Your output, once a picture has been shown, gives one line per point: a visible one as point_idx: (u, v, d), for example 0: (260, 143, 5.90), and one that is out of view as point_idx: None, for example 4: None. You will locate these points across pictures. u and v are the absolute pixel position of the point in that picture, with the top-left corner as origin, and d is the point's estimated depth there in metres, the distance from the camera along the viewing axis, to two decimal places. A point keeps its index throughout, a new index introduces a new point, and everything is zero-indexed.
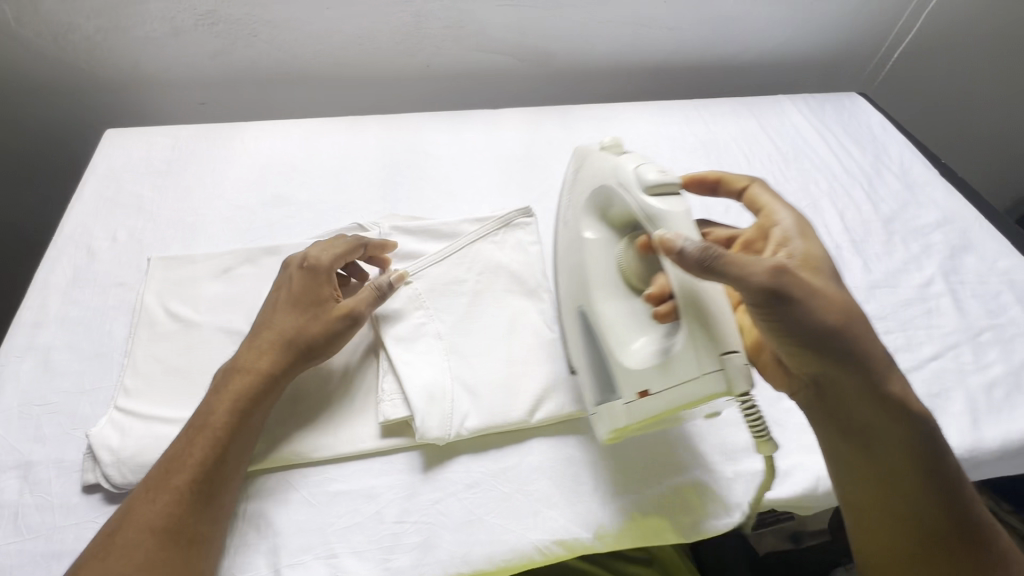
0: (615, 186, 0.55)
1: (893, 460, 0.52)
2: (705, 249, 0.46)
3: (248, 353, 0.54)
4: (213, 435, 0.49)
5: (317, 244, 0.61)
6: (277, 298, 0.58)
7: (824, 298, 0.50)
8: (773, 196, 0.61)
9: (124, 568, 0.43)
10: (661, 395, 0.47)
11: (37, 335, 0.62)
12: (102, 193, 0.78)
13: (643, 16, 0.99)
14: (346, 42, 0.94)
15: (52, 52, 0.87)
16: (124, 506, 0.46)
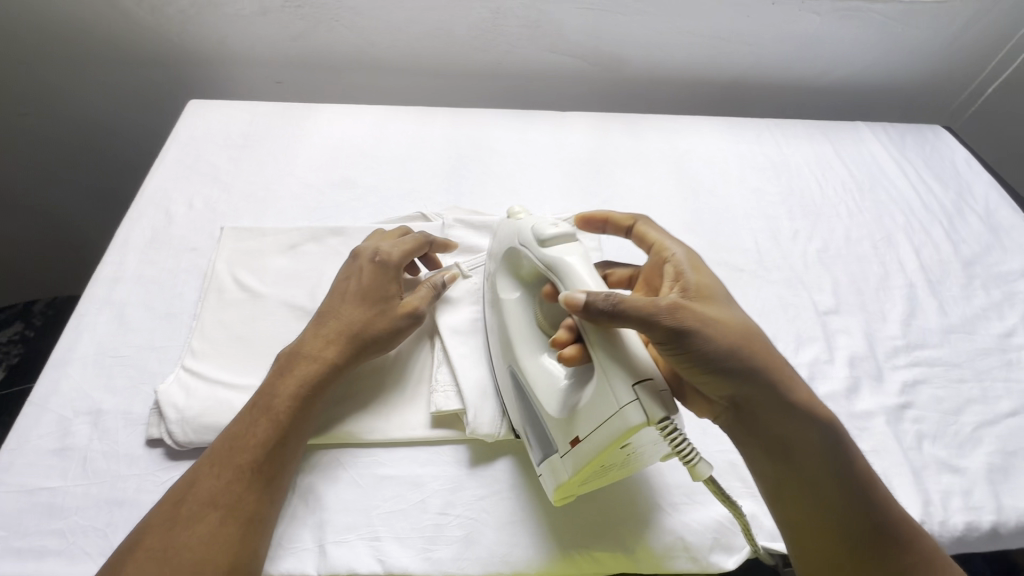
0: (519, 246, 0.56)
1: (823, 488, 0.48)
2: (604, 298, 0.45)
3: (314, 341, 0.55)
4: (276, 418, 0.50)
5: (386, 240, 0.63)
6: (345, 289, 0.59)
7: (724, 321, 0.49)
8: (664, 232, 0.58)
9: (189, 539, 0.43)
10: (589, 440, 0.45)
11: (115, 289, 0.65)
12: (183, 160, 0.81)
13: (723, 30, 0.97)
14: (423, 32, 0.95)
15: (147, 22, 0.91)
16: (189, 478, 0.47)
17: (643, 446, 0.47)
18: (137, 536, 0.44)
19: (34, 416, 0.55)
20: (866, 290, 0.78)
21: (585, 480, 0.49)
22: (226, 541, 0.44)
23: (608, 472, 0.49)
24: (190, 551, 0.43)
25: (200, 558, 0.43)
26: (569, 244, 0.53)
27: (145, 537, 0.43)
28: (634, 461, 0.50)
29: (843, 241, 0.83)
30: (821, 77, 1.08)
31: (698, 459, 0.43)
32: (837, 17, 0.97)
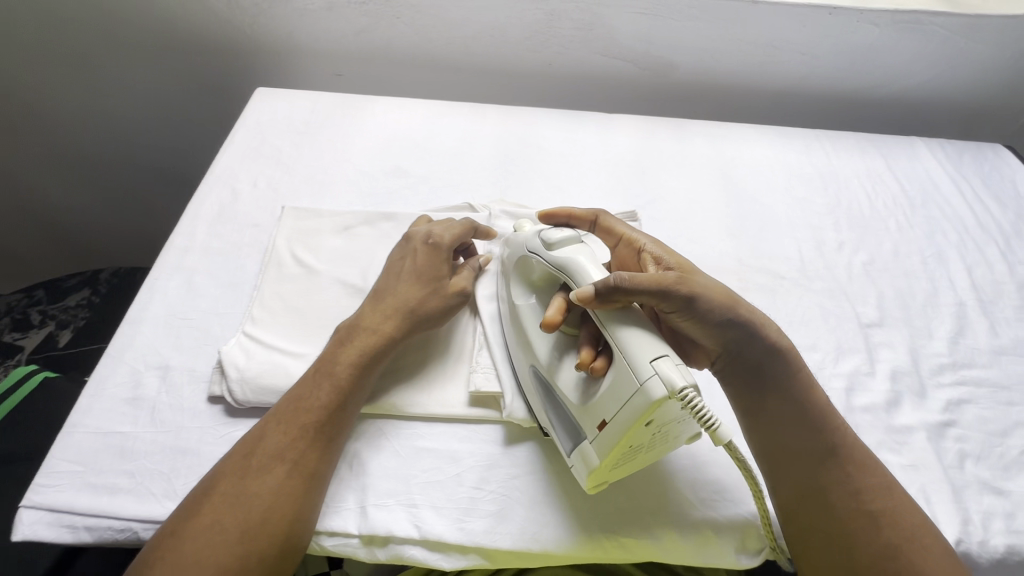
0: (527, 252, 0.58)
1: (798, 432, 0.54)
2: (611, 282, 0.48)
3: (372, 315, 0.58)
4: (337, 384, 0.54)
5: (437, 224, 0.66)
6: (400, 269, 0.62)
7: (714, 281, 0.54)
8: (627, 226, 0.64)
9: (260, 488, 0.47)
10: (615, 421, 0.46)
11: (185, 258, 0.70)
12: (249, 143, 0.86)
13: (777, 39, 0.97)
14: (479, 32, 0.99)
15: (223, 14, 0.97)
16: (257, 433, 0.51)
17: (669, 427, 0.48)
18: (210, 481, 0.48)
19: (110, 367, 0.60)
20: (913, 305, 0.76)
21: (616, 464, 0.49)
22: (291, 492, 0.48)
23: (637, 456, 0.50)
24: (260, 499, 0.47)
25: (269, 506, 0.47)
26: (574, 245, 0.56)
27: (219, 483, 0.47)
28: (661, 445, 0.50)
29: (890, 255, 0.82)
30: (876, 90, 1.06)
31: (718, 424, 0.43)
32: (896, 29, 0.95)
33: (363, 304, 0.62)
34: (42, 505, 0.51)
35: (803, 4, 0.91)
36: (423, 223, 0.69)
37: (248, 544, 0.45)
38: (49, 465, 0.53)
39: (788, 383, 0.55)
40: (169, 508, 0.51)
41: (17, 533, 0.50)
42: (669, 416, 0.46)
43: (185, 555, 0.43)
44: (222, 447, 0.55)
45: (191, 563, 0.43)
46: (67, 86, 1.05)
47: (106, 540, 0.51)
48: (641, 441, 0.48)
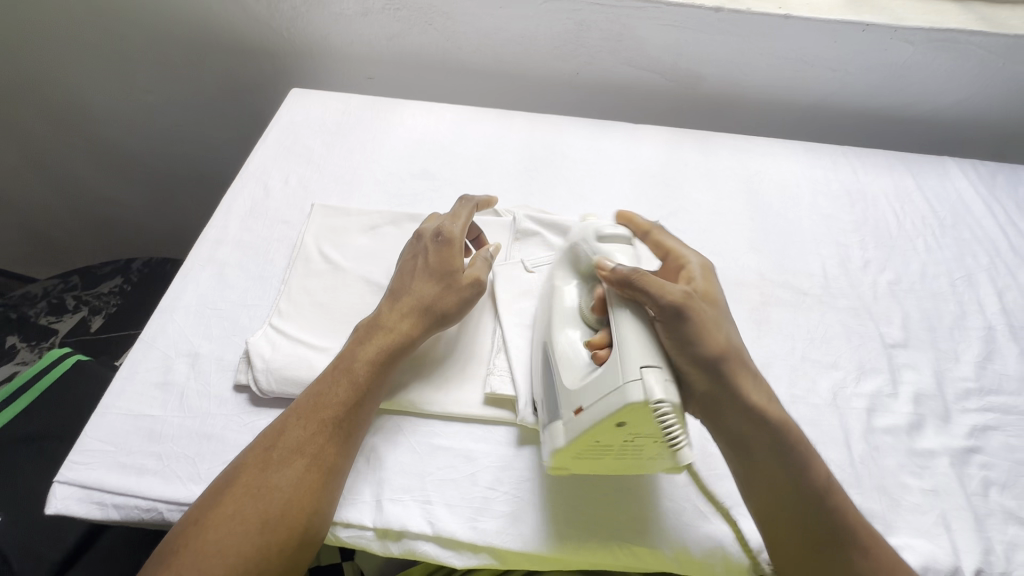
0: (578, 240, 0.59)
1: (782, 472, 0.51)
2: (628, 270, 0.51)
3: (390, 314, 0.60)
4: (356, 380, 0.55)
5: (447, 218, 0.66)
6: (415, 267, 0.63)
7: (722, 326, 0.54)
8: (681, 240, 0.63)
9: (281, 481, 0.49)
10: (590, 409, 0.47)
11: (217, 250, 0.73)
12: (282, 141, 0.89)
13: (808, 55, 0.96)
14: (508, 41, 1.00)
15: (263, 17, 1.01)
16: (279, 427, 0.52)
17: (644, 444, 0.47)
18: (233, 472, 0.49)
19: (143, 352, 0.62)
20: (939, 327, 0.75)
21: (580, 453, 0.50)
22: (310, 485, 0.49)
23: (607, 456, 0.50)
24: (281, 492, 0.48)
25: (289, 499, 0.48)
26: (623, 244, 0.57)
27: (242, 474, 0.49)
28: (637, 460, 0.49)
29: (917, 276, 0.81)
30: (908, 108, 1.05)
31: (682, 443, 0.45)
32: (931, 48, 0.94)
33: (380, 303, 0.63)
34: (74, 481, 0.53)
35: (836, 20, 0.90)
36: (439, 216, 0.69)
37: (268, 535, 0.46)
38: (82, 443, 0.55)
39: (778, 436, 0.52)
40: (193, 491, 0.53)
41: (50, 506, 0.52)
42: (646, 432, 0.46)
43: (212, 542, 0.45)
44: (245, 435, 0.57)
45: (214, 551, 0.45)
46: (112, 83, 1.10)
47: (132, 519, 0.53)
48: (608, 441, 0.48)
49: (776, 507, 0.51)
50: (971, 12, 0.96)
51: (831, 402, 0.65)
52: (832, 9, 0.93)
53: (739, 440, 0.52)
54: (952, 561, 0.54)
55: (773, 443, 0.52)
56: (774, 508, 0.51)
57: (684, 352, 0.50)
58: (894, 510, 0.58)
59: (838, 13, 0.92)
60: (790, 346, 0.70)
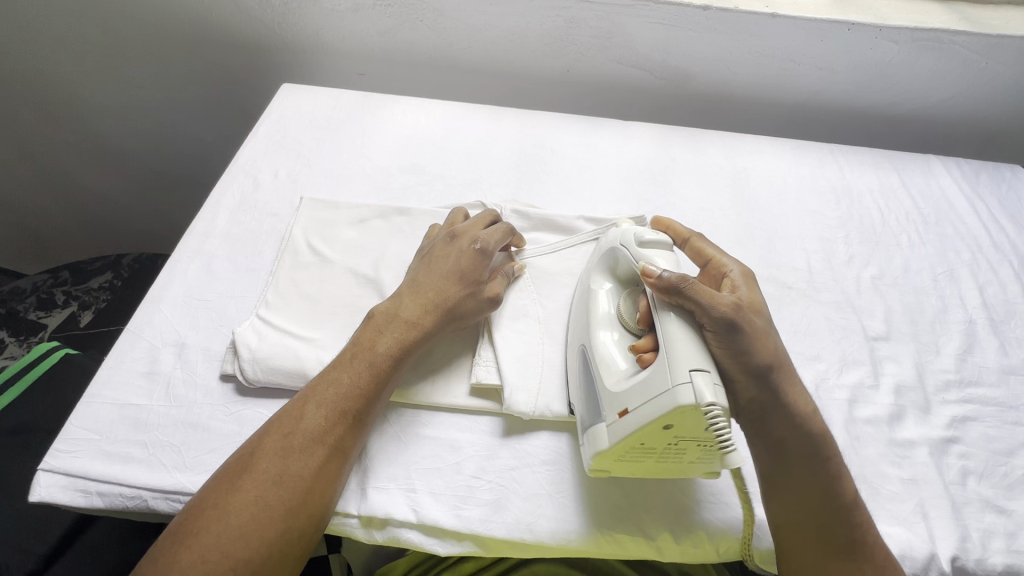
0: (619, 245, 0.60)
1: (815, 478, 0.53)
2: (676, 279, 0.50)
3: (410, 306, 0.59)
4: (376, 371, 0.55)
5: (479, 227, 0.66)
6: (443, 263, 0.63)
7: (771, 337, 0.55)
8: (719, 248, 0.63)
9: (302, 469, 0.49)
10: (636, 411, 0.48)
11: (205, 242, 0.73)
12: (273, 135, 0.89)
13: (794, 53, 0.98)
14: (499, 38, 1.01)
15: (255, 12, 1.01)
16: (296, 412, 0.51)
17: (687, 445, 0.48)
18: (249, 458, 0.49)
19: (129, 342, 0.62)
20: (921, 321, 0.76)
21: (623, 456, 0.51)
22: (330, 475, 0.50)
23: (648, 460, 0.51)
24: (303, 480, 0.48)
25: (309, 486, 0.48)
26: (664, 251, 0.58)
27: (259, 459, 0.48)
28: (677, 463, 0.50)
29: (900, 271, 0.82)
30: (894, 106, 1.06)
31: (732, 447, 0.46)
32: (916, 47, 0.95)
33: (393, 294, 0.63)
34: (59, 469, 0.53)
35: (822, 19, 0.92)
36: (459, 220, 0.70)
37: (290, 522, 0.47)
38: (66, 431, 0.55)
39: (822, 443, 0.54)
40: (178, 479, 0.53)
41: (33, 494, 0.52)
42: (692, 433, 0.47)
43: (229, 528, 0.45)
44: (231, 425, 0.57)
45: (236, 536, 0.44)
46: (106, 81, 1.10)
47: (116, 507, 0.52)
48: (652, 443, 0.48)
49: (792, 507, 0.53)
50: (955, 12, 0.97)
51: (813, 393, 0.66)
52: (819, 9, 0.94)
53: (777, 446, 0.53)
54: (928, 548, 0.55)
55: (816, 448, 0.53)
56: (802, 511, 0.52)
57: (731, 364, 0.51)
58: (873, 499, 0.59)
59: (824, 11, 0.93)
60: None
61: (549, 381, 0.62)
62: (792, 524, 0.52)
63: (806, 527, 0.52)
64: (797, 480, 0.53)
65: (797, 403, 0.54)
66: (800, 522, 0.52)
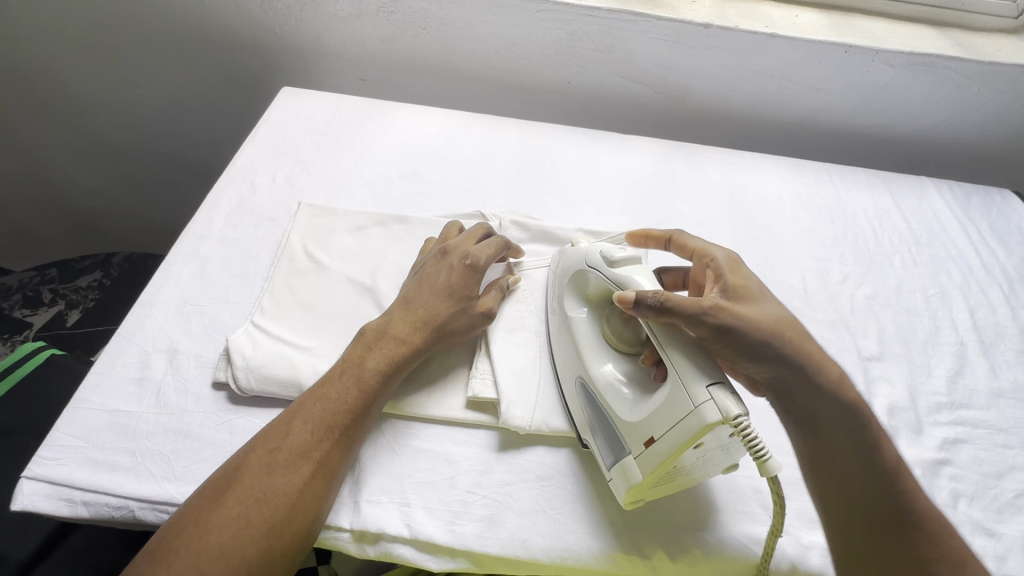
0: (586, 266, 0.60)
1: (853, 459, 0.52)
2: (654, 299, 0.51)
3: (401, 324, 0.59)
4: (364, 388, 0.54)
5: (472, 242, 0.67)
6: (434, 281, 0.63)
7: (770, 311, 0.55)
8: (701, 238, 0.64)
9: (286, 486, 0.48)
10: (663, 440, 0.47)
11: (200, 246, 0.71)
12: (272, 140, 0.88)
13: (791, 73, 0.99)
14: (500, 48, 1.01)
15: (258, 15, 1.01)
16: (283, 427, 0.51)
17: (712, 453, 0.49)
18: (234, 474, 0.48)
19: (120, 347, 0.61)
20: (913, 342, 0.77)
21: (657, 482, 0.50)
22: (315, 491, 0.49)
23: (677, 478, 0.51)
24: (287, 496, 0.47)
25: (294, 504, 0.48)
26: (636, 265, 0.57)
27: (243, 476, 0.48)
28: (701, 470, 0.51)
29: (893, 291, 0.83)
30: (887, 129, 1.08)
31: (768, 454, 0.44)
32: (911, 71, 0.97)
33: (385, 312, 0.63)
34: (44, 477, 0.51)
35: (821, 41, 0.94)
36: (453, 235, 0.70)
37: (272, 542, 0.46)
38: (53, 438, 0.53)
39: (849, 422, 0.53)
40: (167, 489, 0.52)
41: (16, 502, 0.50)
42: (717, 442, 0.47)
43: (209, 547, 0.44)
44: (222, 434, 0.56)
45: (216, 554, 0.44)
46: (106, 79, 1.10)
47: (102, 517, 0.51)
48: (682, 463, 0.49)
49: (842, 495, 0.51)
50: (949, 38, 0.99)
51: None
52: (817, 30, 0.96)
53: (809, 416, 0.54)
54: None
55: (845, 420, 0.53)
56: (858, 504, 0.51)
57: (736, 351, 0.52)
58: None
59: (822, 33, 0.95)
60: None
61: (545, 395, 0.61)
62: (848, 511, 0.51)
63: (865, 523, 0.50)
64: (837, 459, 0.52)
65: (823, 371, 0.54)
66: (858, 509, 0.51)
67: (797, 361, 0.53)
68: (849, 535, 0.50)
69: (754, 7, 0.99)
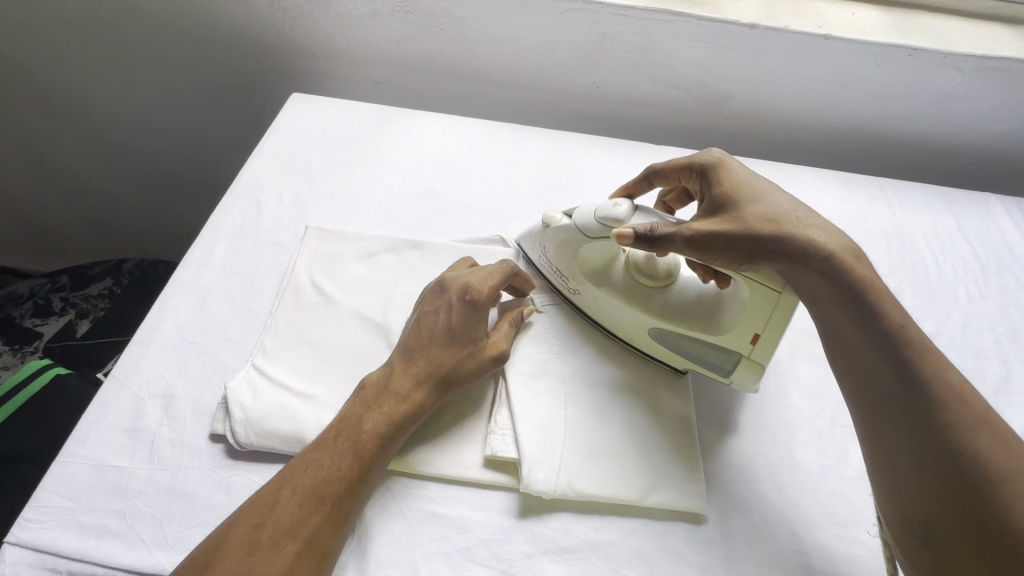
0: (579, 230, 0.61)
1: (874, 354, 0.47)
2: (651, 235, 0.54)
3: (401, 378, 0.54)
4: (359, 453, 0.50)
5: (474, 273, 0.59)
6: (433, 325, 0.56)
7: (758, 209, 0.55)
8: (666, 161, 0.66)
9: (269, 568, 0.43)
10: (768, 328, 0.55)
11: (201, 275, 0.67)
12: (280, 154, 0.83)
13: (846, 77, 0.90)
14: (524, 50, 0.94)
15: (268, 15, 0.95)
16: (270, 498, 0.46)
17: None
18: (215, 553, 0.44)
19: (113, 392, 0.57)
20: (982, 390, 0.69)
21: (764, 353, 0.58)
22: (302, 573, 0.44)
23: None
24: None
25: None
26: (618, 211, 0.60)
27: (223, 556, 0.43)
28: None
29: (958, 329, 0.74)
30: (949, 138, 0.98)
31: None
32: (982, 76, 0.87)
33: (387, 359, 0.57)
34: (27, 543, 0.48)
35: (881, 43, 0.84)
36: (462, 267, 0.63)
37: None
38: (38, 498, 0.50)
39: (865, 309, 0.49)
40: (158, 560, 0.48)
41: None
42: None
43: None
44: (219, 495, 0.51)
45: None
46: (112, 81, 1.06)
47: None
48: None
49: (866, 395, 0.47)
50: None
51: (864, 475, 0.59)
52: (876, 31, 0.86)
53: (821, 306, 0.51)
54: None
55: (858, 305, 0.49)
56: (877, 401, 0.46)
57: (732, 255, 0.53)
58: None
59: (883, 34, 0.85)
60: (821, 408, 0.64)
61: (572, 452, 0.56)
62: (876, 412, 0.47)
63: (892, 423, 0.45)
64: (855, 354, 0.49)
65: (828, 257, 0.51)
66: (880, 410, 0.46)
67: (792, 250, 0.52)
68: (881, 436, 0.46)
69: (806, 4, 0.89)
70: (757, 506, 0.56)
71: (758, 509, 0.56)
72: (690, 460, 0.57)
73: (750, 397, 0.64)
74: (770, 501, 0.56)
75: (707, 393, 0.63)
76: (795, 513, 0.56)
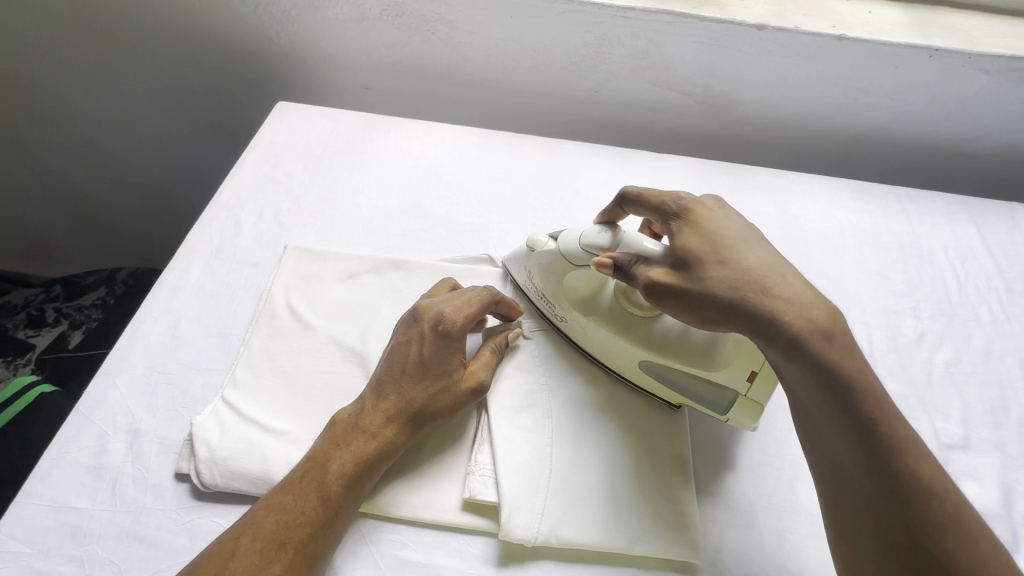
0: (566, 255, 0.58)
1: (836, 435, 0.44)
2: (621, 266, 0.52)
3: (371, 413, 0.51)
4: (325, 496, 0.46)
5: (449, 300, 0.56)
6: (404, 357, 0.53)
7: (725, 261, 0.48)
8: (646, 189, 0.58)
9: None
10: (767, 366, 0.51)
11: (174, 299, 0.64)
12: (262, 167, 0.79)
13: (861, 81, 0.84)
14: (518, 54, 0.89)
15: (252, 20, 0.91)
16: (229, 546, 0.44)
17: None
18: None
19: (77, 426, 0.54)
20: (1006, 424, 0.63)
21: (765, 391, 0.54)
22: None
23: None
24: None
25: None
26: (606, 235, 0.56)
27: None
28: None
29: (981, 354, 0.69)
30: (973, 143, 0.92)
31: None
32: (1010, 78, 0.81)
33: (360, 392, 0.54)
34: None
35: (900, 44, 0.78)
36: (441, 292, 0.59)
37: None
38: None
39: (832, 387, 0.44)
40: None
41: None
42: None
43: None
44: (182, 539, 0.49)
45: None
46: (98, 89, 1.04)
47: None
48: None
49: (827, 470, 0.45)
50: None
51: None
52: (895, 30, 0.80)
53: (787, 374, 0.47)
54: None
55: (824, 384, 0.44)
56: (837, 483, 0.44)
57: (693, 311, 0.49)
58: None
59: (902, 35, 0.80)
60: None
61: (556, 495, 0.52)
62: (836, 489, 0.44)
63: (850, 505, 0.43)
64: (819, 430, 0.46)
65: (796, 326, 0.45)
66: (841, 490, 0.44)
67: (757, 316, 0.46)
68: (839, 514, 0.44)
69: (819, 2, 0.84)
70: (756, 555, 0.52)
71: (757, 558, 0.52)
72: (685, 504, 0.53)
73: (751, 432, 0.59)
74: (770, 549, 0.52)
75: (705, 428, 0.59)
76: (798, 563, 0.52)
